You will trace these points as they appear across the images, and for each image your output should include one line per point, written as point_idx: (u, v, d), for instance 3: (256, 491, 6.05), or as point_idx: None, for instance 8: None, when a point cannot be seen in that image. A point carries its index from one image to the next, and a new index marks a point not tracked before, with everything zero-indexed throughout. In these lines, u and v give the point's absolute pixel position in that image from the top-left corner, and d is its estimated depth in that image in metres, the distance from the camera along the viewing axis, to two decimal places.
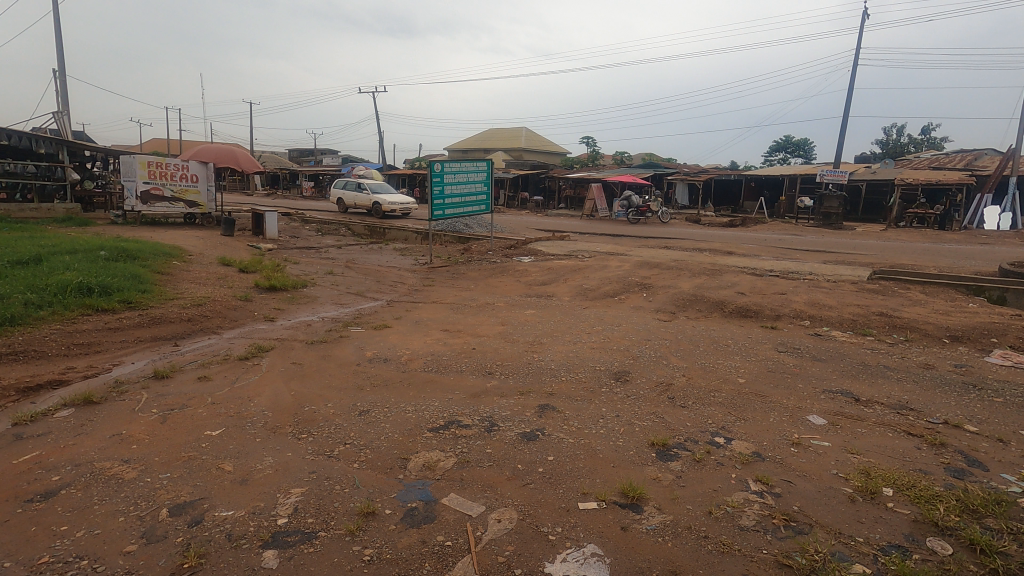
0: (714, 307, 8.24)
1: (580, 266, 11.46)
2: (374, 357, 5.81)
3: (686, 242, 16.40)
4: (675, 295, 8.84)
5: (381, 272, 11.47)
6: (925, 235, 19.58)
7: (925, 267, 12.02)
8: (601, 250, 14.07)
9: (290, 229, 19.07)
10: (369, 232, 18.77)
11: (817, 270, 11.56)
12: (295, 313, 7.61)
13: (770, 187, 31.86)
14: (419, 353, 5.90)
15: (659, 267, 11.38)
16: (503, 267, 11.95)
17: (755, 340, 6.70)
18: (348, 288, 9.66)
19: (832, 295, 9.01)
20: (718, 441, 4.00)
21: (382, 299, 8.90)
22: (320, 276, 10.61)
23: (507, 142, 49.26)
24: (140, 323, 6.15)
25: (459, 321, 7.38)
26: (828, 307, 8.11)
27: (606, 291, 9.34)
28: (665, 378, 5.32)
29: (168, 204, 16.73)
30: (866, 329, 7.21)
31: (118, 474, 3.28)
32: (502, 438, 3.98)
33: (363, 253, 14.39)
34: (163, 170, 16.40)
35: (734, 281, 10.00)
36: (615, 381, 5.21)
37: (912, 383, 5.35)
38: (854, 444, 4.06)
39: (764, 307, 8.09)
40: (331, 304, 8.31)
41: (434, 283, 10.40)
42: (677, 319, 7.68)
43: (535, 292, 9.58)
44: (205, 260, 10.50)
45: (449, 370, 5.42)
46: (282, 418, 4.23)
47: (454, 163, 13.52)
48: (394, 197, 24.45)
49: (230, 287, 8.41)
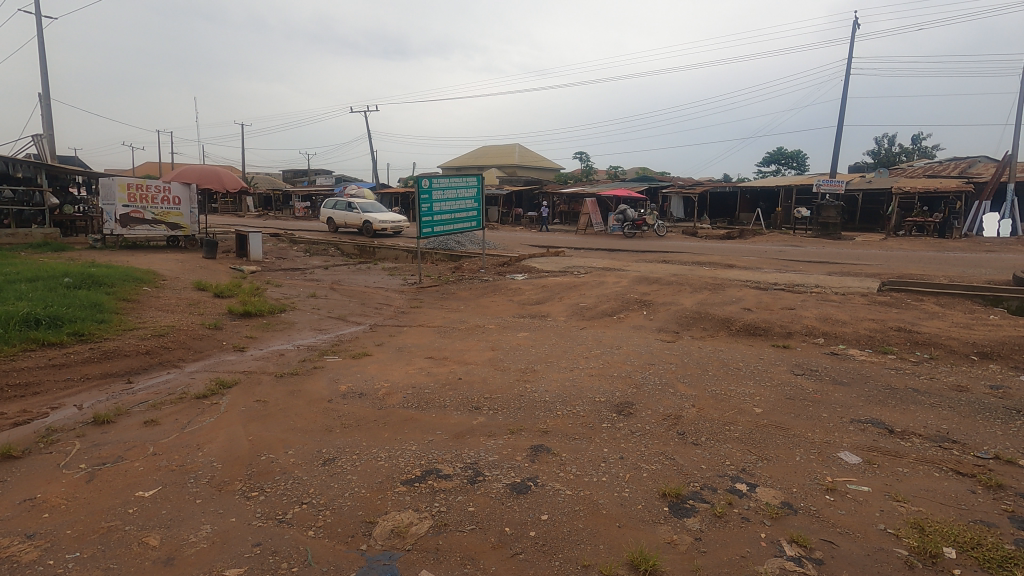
0: (720, 324, 7.71)
1: (576, 283, 10.93)
2: (348, 391, 5.22)
3: (684, 256, 15.94)
4: (677, 312, 8.32)
5: (366, 294, 10.91)
6: (927, 243, 19.26)
7: (934, 277, 11.59)
8: (597, 266, 13.58)
9: (277, 250, 18.56)
10: (359, 252, 18.26)
11: (823, 282, 11.07)
12: (268, 342, 7.01)
13: (766, 199, 31.48)
14: (398, 386, 5.31)
15: (659, 282, 10.88)
16: (496, 285, 11.40)
17: (768, 361, 6.15)
18: (330, 311, 9.10)
19: (843, 309, 8.50)
20: (740, 489, 3.43)
21: (365, 324, 8.32)
22: (302, 299, 10.06)
23: (500, 159, 49.18)
24: (90, 358, 5.57)
25: (446, 347, 6.81)
26: (841, 323, 7.59)
27: (605, 310, 8.81)
28: (674, 410, 4.75)
29: (149, 227, 16.18)
30: (886, 346, 6.68)
31: (14, 556, 2.69)
32: (489, 491, 3.40)
33: (350, 274, 13.84)
34: (143, 193, 15.83)
35: (738, 296, 9.49)
36: (617, 415, 4.64)
37: (949, 410, 4.78)
38: (899, 488, 3.49)
39: (774, 323, 7.56)
40: (308, 331, 7.73)
41: (422, 305, 9.85)
42: (681, 339, 7.13)
43: (529, 312, 9.03)
44: (178, 285, 9.92)
45: (431, 406, 4.83)
46: (232, 471, 3.64)
47: (443, 179, 13.03)
48: (385, 216, 24.03)
49: (200, 314, 7.83)
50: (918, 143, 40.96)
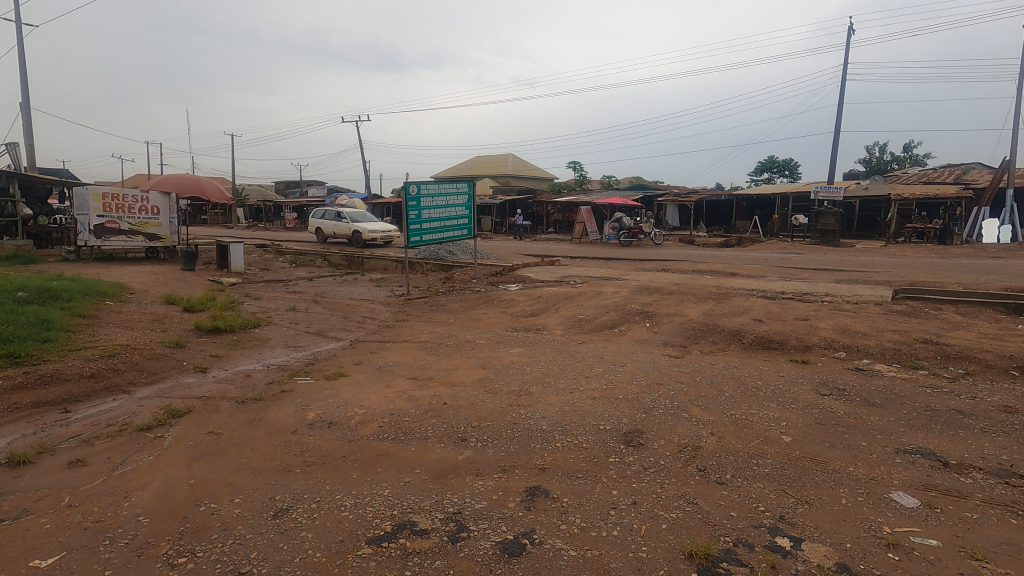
0: (731, 338, 7.09)
1: (573, 293, 10.31)
2: (316, 420, 4.55)
3: (684, 264, 15.37)
4: (683, 324, 7.71)
5: (350, 307, 10.25)
6: (930, 249, 18.81)
7: (946, 284, 11.05)
8: (594, 275, 13.00)
9: (262, 261, 17.88)
10: (347, 262, 17.61)
11: (834, 291, 10.50)
12: (234, 362, 6.34)
13: (762, 206, 31.12)
14: (374, 414, 4.65)
15: (660, 292, 10.28)
16: (488, 296, 10.78)
17: (789, 379, 5.54)
18: (308, 326, 8.43)
19: (861, 320, 7.92)
20: (783, 546, 2.80)
21: (346, 340, 7.65)
22: (280, 313, 9.39)
23: (493, 169, 48.80)
24: (23, 384, 4.88)
25: (431, 365, 6.15)
26: (862, 335, 6.99)
27: (605, 322, 8.19)
28: (690, 440, 4.11)
29: (125, 238, 15.46)
30: (915, 361, 6.08)
31: None
32: (475, 553, 2.75)
33: (335, 285, 13.19)
34: (120, 202, 15.17)
35: (747, 306, 8.89)
36: (625, 447, 4.00)
37: (1005, 437, 4.16)
38: (974, 542, 2.86)
39: (789, 336, 6.95)
40: (282, 348, 7.06)
41: (408, 318, 9.20)
42: (689, 354, 6.50)
43: (523, 325, 8.39)
44: (146, 298, 9.23)
45: (410, 438, 4.18)
46: (161, 528, 2.99)
47: (432, 185, 12.43)
48: (375, 225, 23.39)
49: (162, 330, 7.15)
50: (911, 151, 40.88)
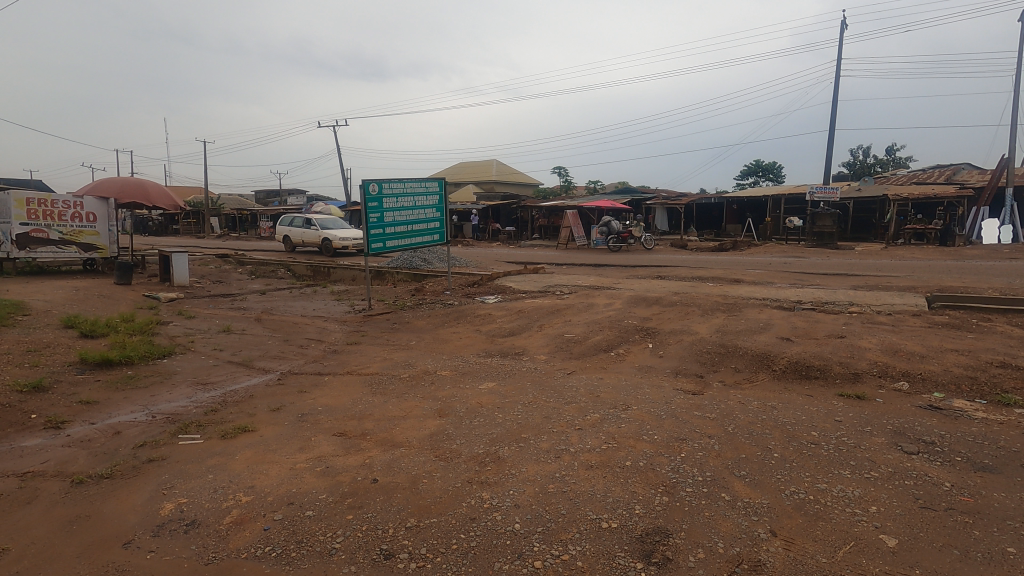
0: (758, 364, 5.65)
1: (559, 307, 8.84)
2: (172, 518, 2.99)
3: (681, 270, 13.98)
4: (695, 345, 6.27)
5: (296, 327, 8.65)
6: (940, 251, 17.56)
7: (980, 290, 9.77)
8: (583, 284, 11.60)
9: (217, 273, 16.18)
10: (311, 272, 16.00)
11: (856, 299, 9.16)
12: (109, 411, 4.75)
13: (754, 209, 30.01)
14: (266, 502, 3.11)
15: (660, 303, 8.87)
16: (461, 311, 9.29)
17: (853, 427, 4.09)
18: (233, 354, 6.83)
19: (908, 336, 6.53)
20: None
21: (274, 373, 6.06)
22: (206, 336, 7.79)
23: (476, 176, 47.45)
24: None
25: (372, 412, 4.60)
26: (920, 358, 5.59)
27: (599, 343, 6.72)
28: (744, 550, 2.63)
29: (56, 249, 13.72)
30: (1004, 395, 4.67)
31: None
32: None
33: (289, 300, 11.60)
34: (48, 209, 13.48)
35: (766, 320, 7.50)
36: (644, 568, 2.51)
37: None
38: None
39: (831, 359, 5.53)
40: (185, 388, 5.46)
41: (362, 340, 7.65)
42: (710, 389, 5.04)
43: (498, 348, 6.89)
44: (39, 321, 7.57)
45: (306, 554, 2.66)
46: None
47: (396, 183, 10.91)
48: (347, 233, 21.78)
49: (28, 366, 5.52)
50: (895, 153, 40.25)
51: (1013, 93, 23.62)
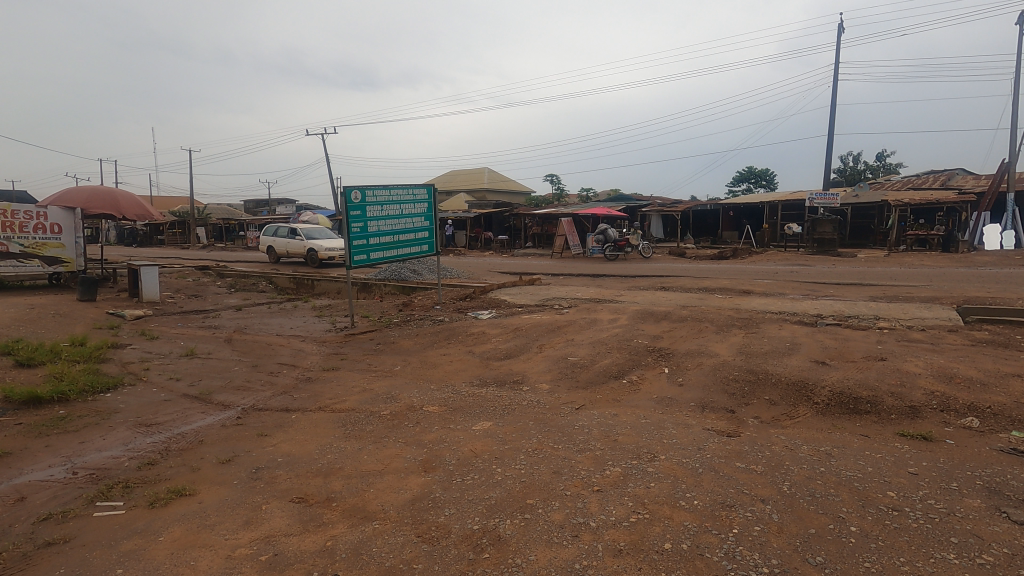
0: (796, 395, 4.87)
1: (559, 323, 8.05)
2: None
3: (684, 281, 13.25)
4: (718, 370, 5.48)
5: (269, 349, 7.80)
6: (949, 258, 16.95)
7: (1009, 301, 9.09)
8: (583, 297, 10.83)
9: (193, 286, 15.27)
10: (294, 285, 15.14)
11: (881, 312, 8.43)
12: (20, 467, 3.87)
13: (750, 215, 29.44)
14: None
15: (670, 319, 8.09)
16: (452, 329, 8.47)
17: (936, 483, 3.30)
18: (189, 385, 5.97)
19: (956, 357, 5.79)
20: None
21: (235, 409, 5.22)
22: (164, 361, 6.92)
23: (467, 183, 46.73)
24: None
25: (343, 465, 3.77)
26: (983, 386, 4.82)
27: (608, 368, 5.93)
28: None
29: (17, 263, 12.76)
30: None
31: None
32: None
33: (266, 317, 10.75)
34: (8, 220, 12.56)
35: (791, 338, 6.75)
36: None
37: None
38: None
39: (880, 389, 4.76)
40: (124, 430, 4.60)
41: (340, 365, 6.81)
42: (746, 429, 4.25)
43: (494, 375, 6.08)
44: None
45: None
46: None
47: (380, 190, 10.10)
48: (333, 244, 20.92)
49: None
50: (885, 159, 40.03)
51: (1014, 96, 23.13)
